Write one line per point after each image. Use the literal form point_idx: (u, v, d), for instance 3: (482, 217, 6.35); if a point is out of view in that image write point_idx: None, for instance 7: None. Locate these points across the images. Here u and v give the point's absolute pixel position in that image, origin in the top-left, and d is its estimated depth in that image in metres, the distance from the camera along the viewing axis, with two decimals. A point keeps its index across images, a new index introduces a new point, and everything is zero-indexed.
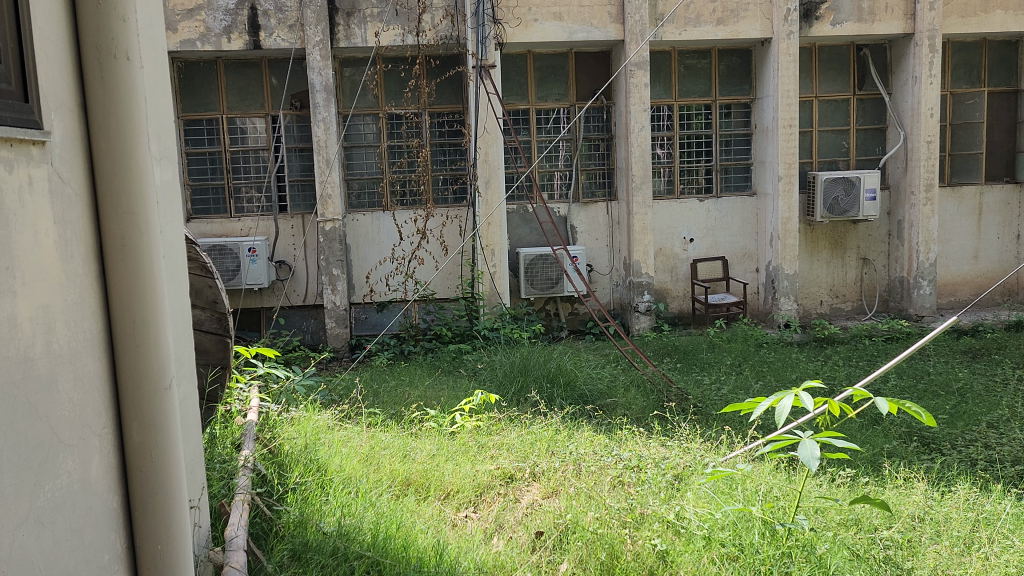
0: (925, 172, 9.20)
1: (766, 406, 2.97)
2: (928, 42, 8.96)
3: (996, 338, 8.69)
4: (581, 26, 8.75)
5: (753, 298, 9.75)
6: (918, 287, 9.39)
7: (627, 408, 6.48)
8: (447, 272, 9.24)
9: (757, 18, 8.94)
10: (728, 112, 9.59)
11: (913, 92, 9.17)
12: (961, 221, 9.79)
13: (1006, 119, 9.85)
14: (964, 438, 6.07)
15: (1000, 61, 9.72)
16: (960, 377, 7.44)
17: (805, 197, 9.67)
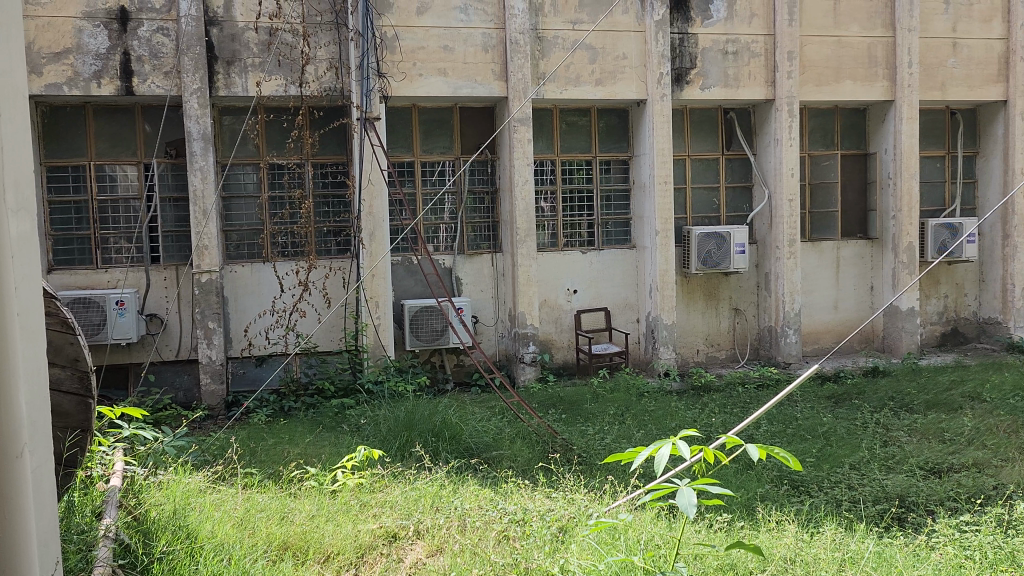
0: (789, 228, 9.77)
1: (645, 455, 2.98)
2: (787, 108, 9.61)
3: (856, 384, 9.24)
4: (465, 82, 8.90)
5: (634, 348, 10.01)
6: (785, 335, 9.90)
7: (513, 460, 6.50)
8: (330, 325, 9.03)
9: (633, 80, 9.35)
10: (608, 167, 9.96)
11: (775, 153, 9.80)
12: (822, 273, 10.45)
13: (858, 180, 10.65)
14: (829, 479, 6.40)
15: (851, 127, 10.57)
16: (825, 422, 7.85)
17: (680, 250, 10.09)
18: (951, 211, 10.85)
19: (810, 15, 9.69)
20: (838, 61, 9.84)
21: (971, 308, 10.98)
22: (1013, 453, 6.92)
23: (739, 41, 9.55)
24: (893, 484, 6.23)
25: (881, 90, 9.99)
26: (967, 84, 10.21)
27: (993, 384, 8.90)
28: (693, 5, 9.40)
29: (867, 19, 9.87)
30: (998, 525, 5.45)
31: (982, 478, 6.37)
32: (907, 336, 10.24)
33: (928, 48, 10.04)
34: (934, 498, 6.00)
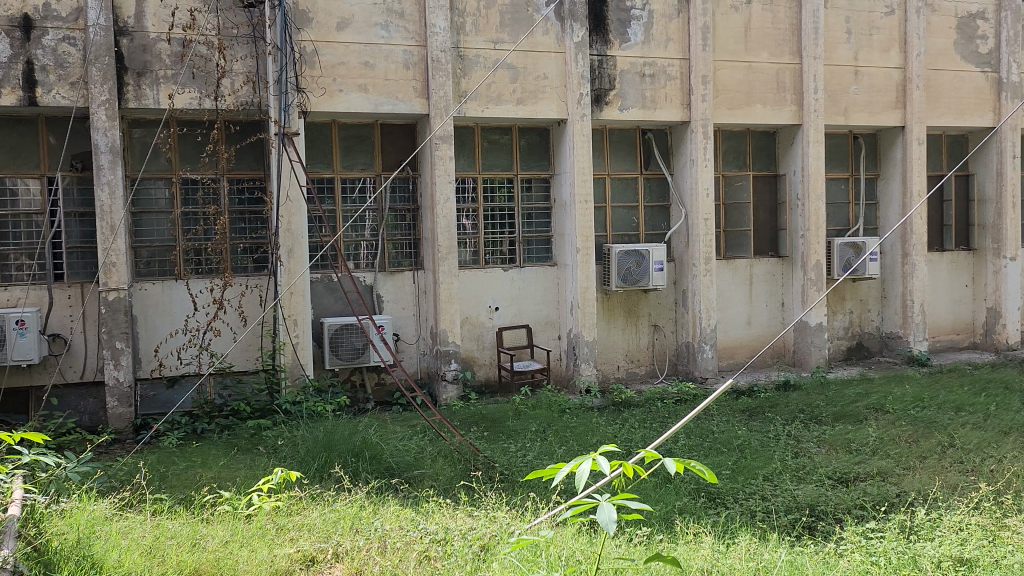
0: (704, 246, 10.04)
1: (566, 471, 2.98)
2: (702, 130, 9.92)
3: (769, 397, 9.52)
4: (386, 99, 8.85)
5: (555, 365, 10.08)
6: (702, 351, 10.14)
7: (434, 479, 6.44)
8: (246, 344, 8.81)
9: (553, 100, 9.47)
10: (529, 186, 10.05)
11: (691, 173, 10.06)
12: (736, 290, 10.76)
13: (769, 200, 11.04)
14: (744, 491, 6.57)
15: (762, 149, 10.95)
16: (740, 435, 8.06)
17: (600, 268, 10.25)
18: (855, 231, 11.35)
19: (722, 41, 10.04)
20: (749, 85, 10.20)
21: (875, 323, 11.48)
22: (914, 462, 7.25)
23: (655, 64, 9.80)
24: (804, 494, 6.43)
25: (789, 115, 10.41)
26: (868, 110, 10.72)
27: (895, 396, 9.32)
28: (612, 28, 9.60)
29: (776, 46, 10.28)
30: (901, 532, 5.69)
31: (886, 486, 6.65)
32: (816, 351, 10.62)
33: (832, 75, 10.52)
34: (842, 506, 6.23)
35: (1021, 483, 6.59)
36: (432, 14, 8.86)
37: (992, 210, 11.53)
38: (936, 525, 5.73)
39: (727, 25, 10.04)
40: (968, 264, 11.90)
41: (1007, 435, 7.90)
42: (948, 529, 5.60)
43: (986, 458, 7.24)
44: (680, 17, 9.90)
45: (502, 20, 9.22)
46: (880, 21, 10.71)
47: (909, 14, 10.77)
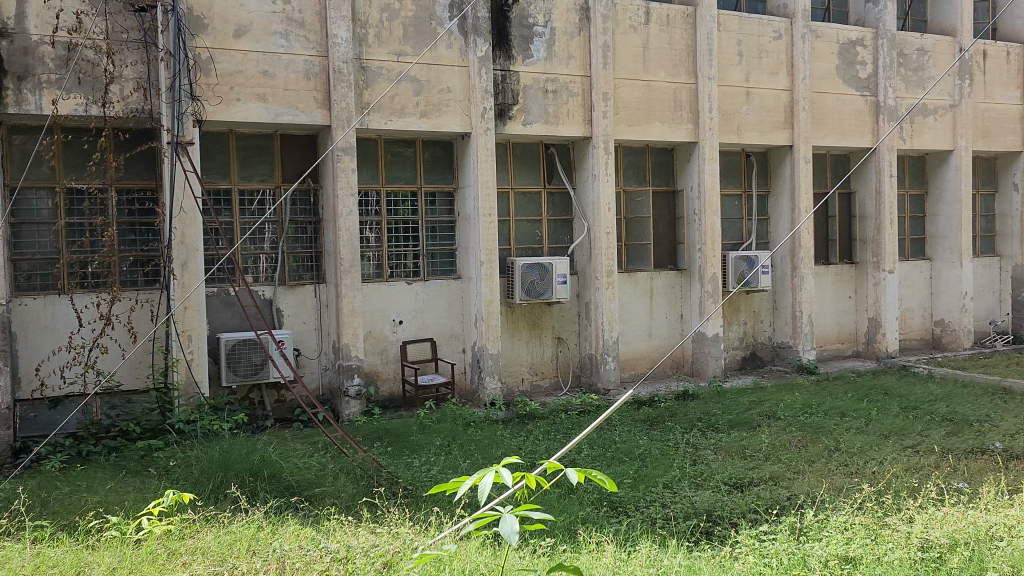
0: (606, 260, 10.24)
1: (468, 484, 2.96)
2: (603, 146, 10.13)
3: (669, 407, 9.76)
4: (285, 109, 8.68)
5: (460, 378, 10.05)
6: (604, 362, 10.32)
7: (335, 497, 6.32)
8: (136, 361, 8.47)
9: (457, 113, 9.50)
10: (433, 200, 10.04)
11: (593, 188, 10.26)
12: (637, 303, 11.01)
13: (667, 214, 11.37)
14: (645, 499, 6.71)
15: (660, 165, 11.28)
16: (641, 444, 8.24)
17: (504, 281, 10.31)
18: (748, 245, 11.81)
19: (622, 60, 10.31)
20: (647, 103, 10.50)
21: (767, 333, 11.95)
22: (803, 466, 7.58)
23: (557, 81, 9.97)
24: (701, 500, 6.62)
25: (686, 133, 10.76)
26: (759, 129, 11.21)
27: (786, 403, 9.72)
28: (515, 44, 9.71)
29: (672, 66, 10.62)
30: (791, 533, 5.94)
31: (778, 490, 6.92)
32: (713, 361, 10.97)
33: (725, 96, 10.95)
34: (737, 511, 6.44)
35: (900, 483, 6.99)
36: (334, 24, 8.75)
37: (872, 226, 12.22)
38: (823, 525, 6.00)
39: (625, 45, 10.32)
40: (850, 276, 12.56)
41: (887, 438, 8.36)
42: (834, 529, 5.88)
43: (869, 460, 7.65)
44: (581, 35, 10.11)
45: (405, 32, 9.20)
46: (769, 45, 11.22)
47: (796, 39, 11.32)
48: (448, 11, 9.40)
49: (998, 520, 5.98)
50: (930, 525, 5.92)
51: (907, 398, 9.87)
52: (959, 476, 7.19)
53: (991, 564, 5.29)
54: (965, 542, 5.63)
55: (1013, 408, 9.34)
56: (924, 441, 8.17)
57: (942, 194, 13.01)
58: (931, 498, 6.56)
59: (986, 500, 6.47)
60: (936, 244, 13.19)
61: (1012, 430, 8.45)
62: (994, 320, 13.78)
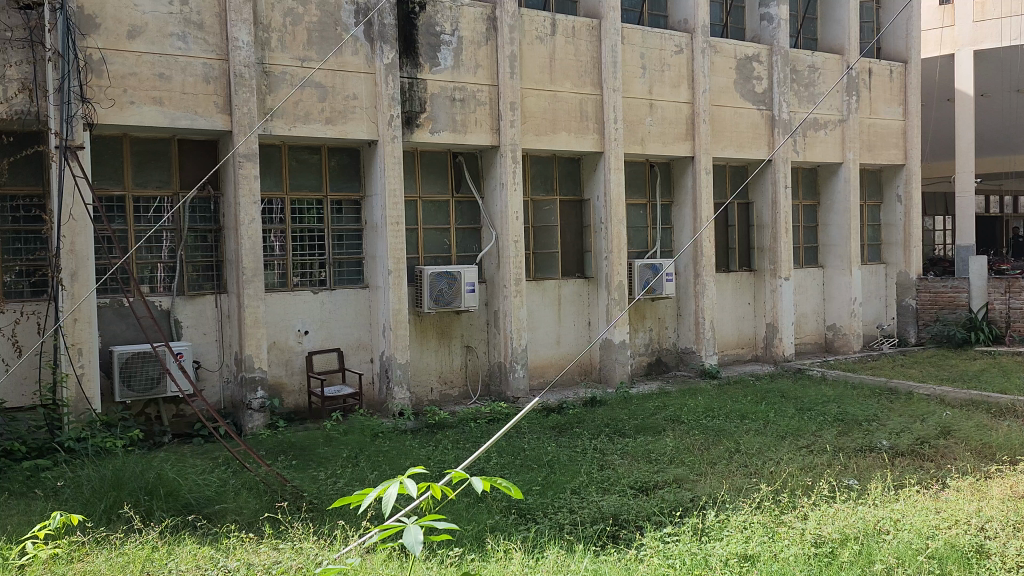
0: (514, 268, 10.30)
1: (372, 496, 2.80)
2: (511, 155, 10.20)
3: (577, 413, 9.88)
4: (183, 113, 8.39)
5: (367, 388, 9.91)
6: (513, 370, 10.36)
7: (237, 514, 6.12)
8: (19, 376, 8.00)
9: (363, 120, 9.39)
10: (339, 208, 9.89)
11: (500, 197, 10.32)
12: (545, 311, 11.12)
13: (574, 223, 11.52)
14: (553, 505, 6.77)
15: (567, 175, 11.43)
16: (549, 451, 8.30)
17: (412, 290, 10.23)
18: (653, 253, 12.09)
19: (528, 70, 10.41)
20: (554, 113, 10.63)
21: (671, 339, 12.26)
22: (705, 468, 7.80)
23: (465, 89, 9.98)
24: (608, 505, 6.72)
25: (591, 142, 10.94)
26: (662, 140, 11.50)
27: (689, 408, 9.98)
28: (422, 52, 9.68)
29: (578, 77, 10.79)
30: (694, 534, 6.09)
31: (681, 492, 7.10)
32: (619, 367, 11.17)
33: (629, 107, 11.20)
34: (642, 514, 6.56)
35: (795, 482, 7.27)
36: (234, 27, 8.52)
37: (769, 235, 12.71)
38: (724, 525, 6.19)
39: (532, 55, 10.43)
40: (750, 283, 13.02)
41: (783, 439, 8.69)
42: (734, 528, 6.07)
43: (766, 461, 7.93)
44: (488, 44, 10.16)
45: (309, 38, 9.04)
46: (670, 58, 11.55)
47: (696, 53, 11.69)
48: (353, 16, 9.29)
49: (885, 514, 6.30)
50: (823, 521, 6.18)
51: (802, 400, 10.30)
52: (849, 473, 7.54)
53: (878, 556, 5.56)
54: (855, 536, 5.91)
55: (899, 407, 9.86)
56: (818, 441, 8.53)
57: (833, 204, 13.65)
58: (823, 495, 6.85)
59: (874, 496, 6.81)
60: (827, 252, 13.83)
61: (897, 428, 8.92)
62: (880, 324, 14.53)
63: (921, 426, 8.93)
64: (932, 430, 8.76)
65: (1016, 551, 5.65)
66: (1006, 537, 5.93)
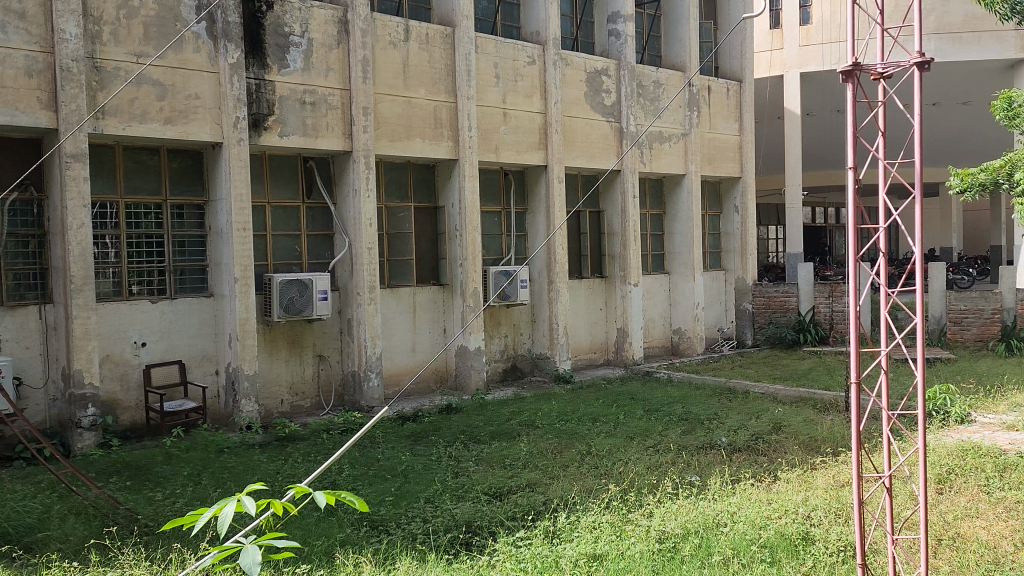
0: (368, 275, 10.14)
1: (201, 519, 2.38)
2: (364, 160, 10.04)
3: (432, 421, 9.82)
4: (2, 109, 7.67)
5: (212, 402, 9.45)
6: (367, 379, 10.18)
7: (61, 542, 5.67)
8: None
9: (207, 122, 8.97)
10: (180, 212, 9.40)
11: (353, 204, 10.14)
12: (400, 318, 11.01)
13: (429, 230, 11.48)
14: (406, 516, 6.68)
15: (422, 182, 11.38)
16: (403, 460, 8.20)
17: (260, 299, 9.85)
18: (508, 260, 12.23)
19: (381, 75, 10.29)
20: (408, 119, 10.56)
21: (526, 345, 12.45)
22: (558, 471, 7.95)
23: (315, 93, 9.74)
24: (461, 512, 6.72)
25: (446, 150, 10.94)
26: (516, 148, 11.67)
27: (543, 412, 10.15)
28: (270, 53, 9.37)
29: (432, 84, 10.78)
30: (545, 537, 6.19)
31: (534, 496, 7.19)
32: (475, 374, 11.21)
33: (483, 116, 11.31)
34: (496, 520, 6.60)
35: (642, 481, 7.54)
36: (61, 18, 7.91)
37: (619, 242, 13.16)
38: (574, 527, 6.33)
39: (385, 60, 10.32)
40: (601, 289, 13.43)
41: (632, 439, 9.00)
42: (584, 530, 6.22)
43: (616, 461, 8.18)
44: (339, 47, 9.97)
45: (146, 33, 8.55)
46: (523, 69, 11.74)
47: (547, 65, 11.96)
48: (195, 12, 8.87)
49: (722, 509, 6.64)
50: (666, 518, 6.44)
51: (650, 401, 10.70)
52: (691, 470, 7.91)
53: (716, 548, 5.86)
54: (695, 531, 6.19)
55: (737, 405, 10.45)
56: (663, 440, 8.90)
57: (677, 214, 14.32)
58: (668, 493, 7.14)
59: (713, 491, 7.16)
60: (673, 260, 14.49)
61: (735, 425, 9.44)
62: (721, 327, 15.36)
63: (756, 422, 9.51)
64: (765, 426, 9.35)
65: (837, 536, 6.12)
66: (829, 523, 6.39)
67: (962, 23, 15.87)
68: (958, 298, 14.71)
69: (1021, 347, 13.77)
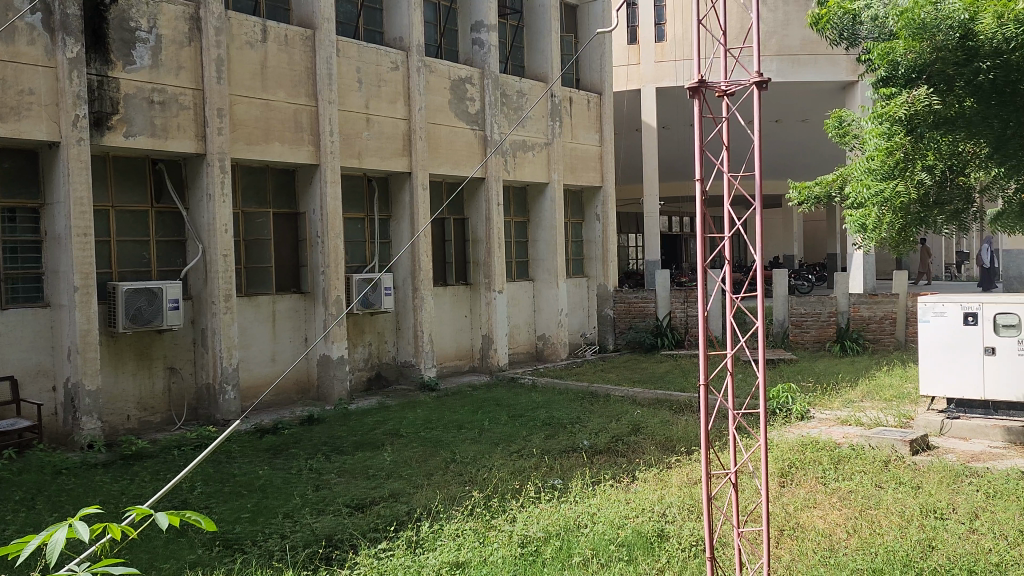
0: (223, 283, 9.73)
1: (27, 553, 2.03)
2: (218, 164, 9.65)
3: (293, 433, 9.52)
4: None
5: (49, 420, 8.78)
6: (223, 392, 9.76)
7: None
8: None
9: (42, 119, 8.34)
10: (12, 216, 8.69)
11: (207, 209, 9.70)
12: (258, 328, 10.63)
13: (289, 236, 11.16)
14: (263, 533, 6.44)
15: (282, 187, 11.04)
16: (261, 475, 7.91)
17: (104, 309, 9.26)
18: (372, 267, 12.05)
19: (237, 76, 9.92)
20: (266, 122, 10.23)
21: (391, 353, 12.32)
22: (421, 479, 7.89)
23: (165, 91, 9.26)
24: (322, 526, 6.54)
25: (306, 154, 10.67)
26: (379, 154, 11.54)
27: (408, 421, 10.05)
28: (113, 48, 8.83)
29: (291, 86, 10.48)
30: (408, 547, 6.13)
31: (397, 506, 7.10)
32: (338, 383, 10.97)
33: (346, 120, 11.11)
34: (357, 532, 6.47)
35: (505, 486, 7.60)
36: None
37: (483, 249, 13.25)
38: (437, 535, 6.31)
39: (241, 60, 9.96)
40: (466, 296, 13.49)
41: (497, 446, 9.06)
42: (447, 538, 6.21)
43: (480, 468, 8.21)
44: (191, 45, 9.53)
45: None
46: (386, 74, 11.64)
47: (411, 71, 11.90)
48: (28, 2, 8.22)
49: (583, 510, 6.80)
50: (529, 522, 6.53)
51: (514, 407, 10.81)
52: (554, 473, 8.05)
53: (576, 549, 5.99)
54: (556, 533, 6.31)
55: (598, 409, 10.74)
56: (527, 445, 9.01)
57: (541, 221, 14.57)
58: (530, 497, 7.24)
59: (575, 493, 7.33)
60: (536, 267, 14.74)
61: (596, 428, 9.69)
62: (584, 333, 15.73)
63: (616, 425, 9.80)
64: (625, 428, 9.65)
65: (689, 531, 6.39)
66: (682, 519, 6.66)
67: (800, 46, 17.02)
68: (799, 303, 15.73)
69: (854, 346, 14.90)
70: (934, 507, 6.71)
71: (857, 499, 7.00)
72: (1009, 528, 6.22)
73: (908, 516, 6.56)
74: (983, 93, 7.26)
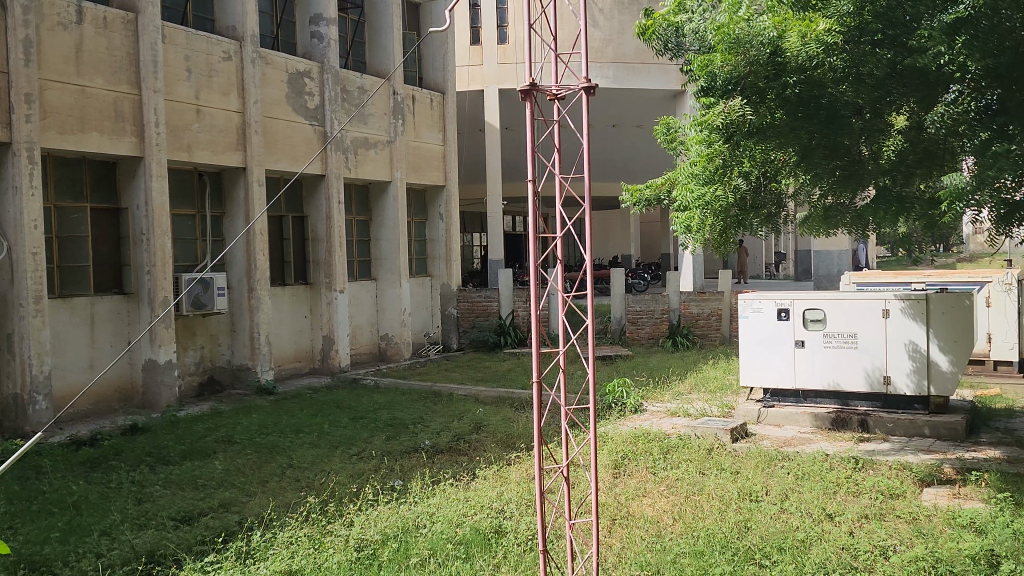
0: (32, 283, 8.96)
1: None
2: (26, 154, 8.86)
3: (113, 444, 8.88)
4: None
5: None
6: (33, 402, 8.97)
7: None
8: None
9: None
10: None
11: (12, 203, 8.89)
12: (74, 332, 9.88)
13: (110, 234, 10.44)
14: (76, 552, 5.97)
15: (100, 180, 10.31)
16: (75, 490, 7.33)
17: None
18: (203, 266, 11.47)
19: (48, 59, 9.16)
20: (82, 110, 9.50)
21: (225, 356, 11.78)
22: (255, 487, 7.61)
23: None
24: (142, 542, 6.15)
25: (128, 146, 10.01)
26: (210, 148, 11.01)
27: (242, 427, 9.64)
28: None
29: (110, 73, 9.80)
30: (237, 558, 5.86)
31: (228, 516, 6.79)
32: (166, 390, 10.38)
33: (173, 111, 10.51)
34: (183, 546, 6.13)
35: (342, 491, 7.43)
36: None
37: (323, 248, 12.93)
38: (269, 544, 6.08)
39: (52, 42, 9.20)
40: (306, 296, 13.12)
41: (335, 449, 8.86)
42: (279, 546, 6.00)
43: (317, 472, 8.00)
44: None
45: None
46: (218, 65, 11.12)
47: (245, 62, 11.44)
48: None
49: (421, 511, 6.78)
50: (366, 525, 6.44)
51: (355, 409, 10.63)
52: (393, 475, 7.97)
53: (413, 550, 5.95)
54: (393, 535, 6.25)
55: (441, 408, 10.75)
56: (367, 447, 8.87)
57: (383, 221, 14.40)
58: (368, 499, 7.14)
59: (413, 494, 7.28)
60: (379, 266, 14.55)
61: (438, 428, 9.69)
62: (427, 333, 15.69)
63: (457, 424, 9.82)
64: (466, 426, 9.72)
65: (525, 526, 6.51)
66: (519, 514, 6.78)
67: (634, 54, 17.77)
68: (634, 301, 16.46)
69: (684, 342, 15.73)
70: (750, 490, 7.19)
71: (683, 486, 7.39)
72: (814, 507, 6.75)
73: (727, 501, 6.98)
74: (790, 105, 7.68)
